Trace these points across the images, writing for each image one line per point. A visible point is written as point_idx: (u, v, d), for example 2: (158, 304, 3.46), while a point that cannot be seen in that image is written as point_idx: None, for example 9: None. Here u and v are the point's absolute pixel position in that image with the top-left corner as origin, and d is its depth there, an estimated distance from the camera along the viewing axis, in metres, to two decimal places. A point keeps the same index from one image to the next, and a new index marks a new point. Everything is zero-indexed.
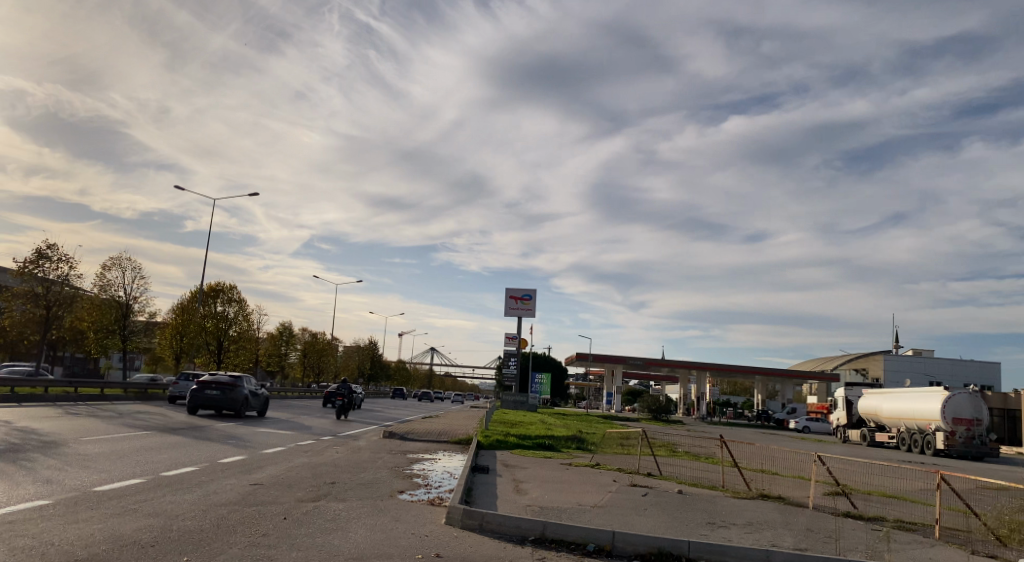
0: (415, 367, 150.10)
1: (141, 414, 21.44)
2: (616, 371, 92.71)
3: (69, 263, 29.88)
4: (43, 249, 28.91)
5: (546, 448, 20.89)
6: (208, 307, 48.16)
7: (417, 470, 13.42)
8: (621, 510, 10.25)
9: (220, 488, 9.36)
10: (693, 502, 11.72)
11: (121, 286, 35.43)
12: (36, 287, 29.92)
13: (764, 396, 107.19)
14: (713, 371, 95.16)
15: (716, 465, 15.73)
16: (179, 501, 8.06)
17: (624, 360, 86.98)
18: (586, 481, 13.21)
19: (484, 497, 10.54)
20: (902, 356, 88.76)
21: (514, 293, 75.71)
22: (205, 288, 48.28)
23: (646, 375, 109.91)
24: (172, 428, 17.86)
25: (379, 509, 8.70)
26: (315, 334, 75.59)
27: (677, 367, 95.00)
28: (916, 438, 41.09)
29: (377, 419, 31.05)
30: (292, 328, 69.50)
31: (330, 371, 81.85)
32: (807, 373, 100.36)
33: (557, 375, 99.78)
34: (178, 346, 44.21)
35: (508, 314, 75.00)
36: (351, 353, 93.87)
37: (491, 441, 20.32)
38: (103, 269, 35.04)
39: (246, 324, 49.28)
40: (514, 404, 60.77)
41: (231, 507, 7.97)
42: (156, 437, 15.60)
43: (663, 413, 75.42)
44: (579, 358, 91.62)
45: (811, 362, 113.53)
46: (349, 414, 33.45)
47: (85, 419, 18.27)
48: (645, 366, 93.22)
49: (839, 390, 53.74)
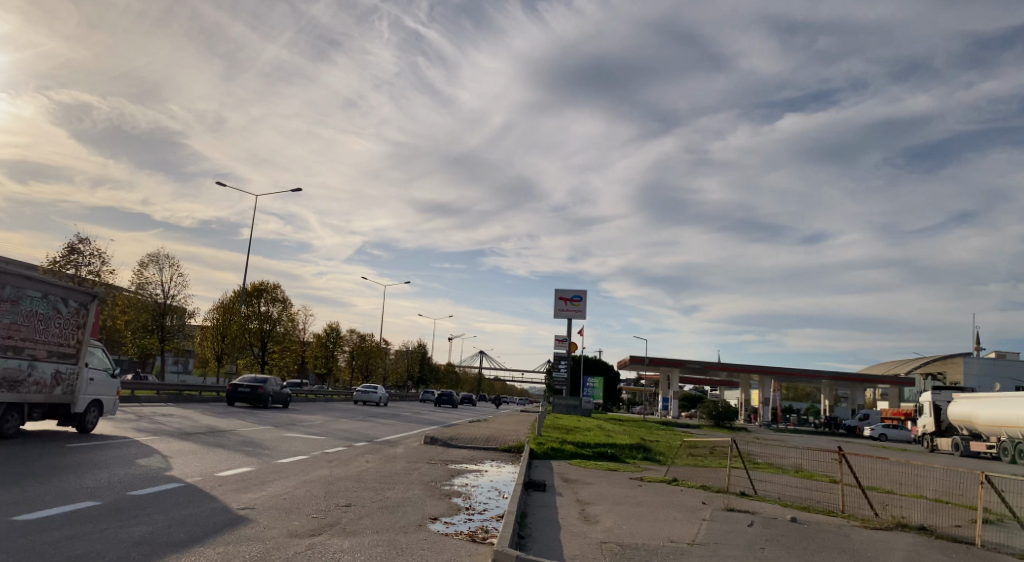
0: (465, 370, 148.62)
1: (165, 416, 19.70)
2: (672, 376, 88.48)
3: (101, 257, 28.81)
4: (74, 243, 27.71)
5: (609, 458, 18.16)
6: (252, 307, 47.23)
7: (459, 486, 10.90)
8: (731, 552, 7.49)
9: (195, 515, 6.99)
10: (819, 538, 8.87)
11: (159, 284, 34.41)
12: (68, 284, 28.75)
13: (830, 401, 101.13)
14: (776, 374, 90.00)
15: (827, 486, 12.79)
16: (119, 538, 5.73)
17: (681, 362, 82.86)
18: (669, 504, 10.50)
19: (542, 530, 7.92)
20: (985, 359, 82.02)
21: (564, 295, 72.88)
22: (249, 288, 47.36)
23: (703, 378, 105.13)
24: (186, 432, 15.85)
25: (401, 550, 6.23)
26: (363, 335, 74.53)
27: (737, 371, 90.16)
28: (1021, 448, 36.44)
29: (419, 423, 28.86)
30: (339, 330, 68.52)
31: (378, 373, 80.64)
32: (877, 377, 94.13)
33: (610, 379, 96.47)
34: (221, 347, 43.39)
35: (559, 315, 72.17)
36: (399, 356, 92.69)
37: (546, 449, 17.72)
38: (141, 266, 33.98)
39: (291, 324, 48.12)
40: (566, 408, 58.08)
41: (182, 549, 5.55)
42: (159, 443, 13.58)
43: (725, 419, 71.15)
44: (633, 362, 87.95)
45: (882, 366, 106.59)
46: (391, 417, 31.29)
47: (91, 423, 16.45)
48: (703, 370, 88.83)
49: (924, 394, 48.85)
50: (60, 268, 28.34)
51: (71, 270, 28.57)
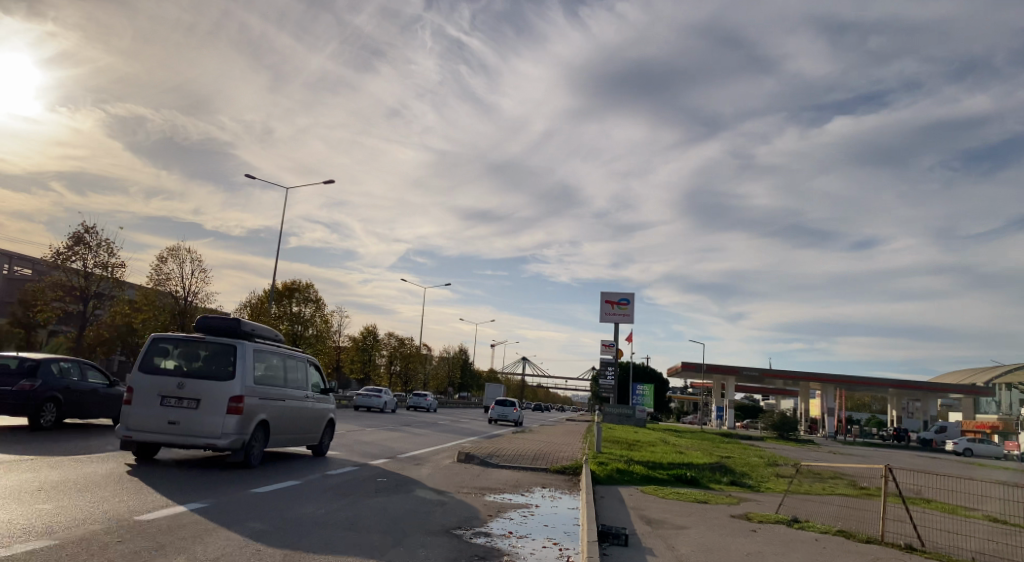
0: (508, 379, 145.64)
1: None
2: (727, 385, 82.71)
3: (109, 247, 26.61)
4: (79, 233, 25.38)
5: (689, 483, 14.48)
6: (283, 307, 44.85)
7: (499, 538, 7.30)
8: None
9: None
10: None
11: (179, 279, 32.05)
12: (73, 277, 26.52)
13: (897, 413, 93.79)
14: (839, 382, 83.65)
15: None
16: None
17: (737, 369, 77.61)
18: None
19: None
20: None
21: (610, 298, 68.86)
22: (280, 287, 44.99)
23: (758, 387, 99.15)
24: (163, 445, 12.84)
25: None
26: (402, 340, 72.07)
27: (796, 380, 84.27)
28: None
29: (456, 434, 25.60)
30: (375, 333, 66.07)
31: (418, 380, 78.01)
32: (953, 386, 86.57)
33: (659, 387, 91.84)
34: None
35: (605, 320, 68.03)
36: (440, 362, 90.23)
37: (609, 470, 14.14)
38: (160, 261, 31.76)
39: (324, 325, 45.53)
40: (617, 417, 54.32)
41: None
42: (107, 460, 10.33)
43: (790, 430, 65.69)
44: (685, 368, 83.11)
45: (958, 374, 98.15)
46: (424, 427, 28.14)
47: (53, 434, 13.58)
48: (759, 378, 83.07)
49: None
50: (63, 261, 26.15)
51: (76, 262, 26.32)
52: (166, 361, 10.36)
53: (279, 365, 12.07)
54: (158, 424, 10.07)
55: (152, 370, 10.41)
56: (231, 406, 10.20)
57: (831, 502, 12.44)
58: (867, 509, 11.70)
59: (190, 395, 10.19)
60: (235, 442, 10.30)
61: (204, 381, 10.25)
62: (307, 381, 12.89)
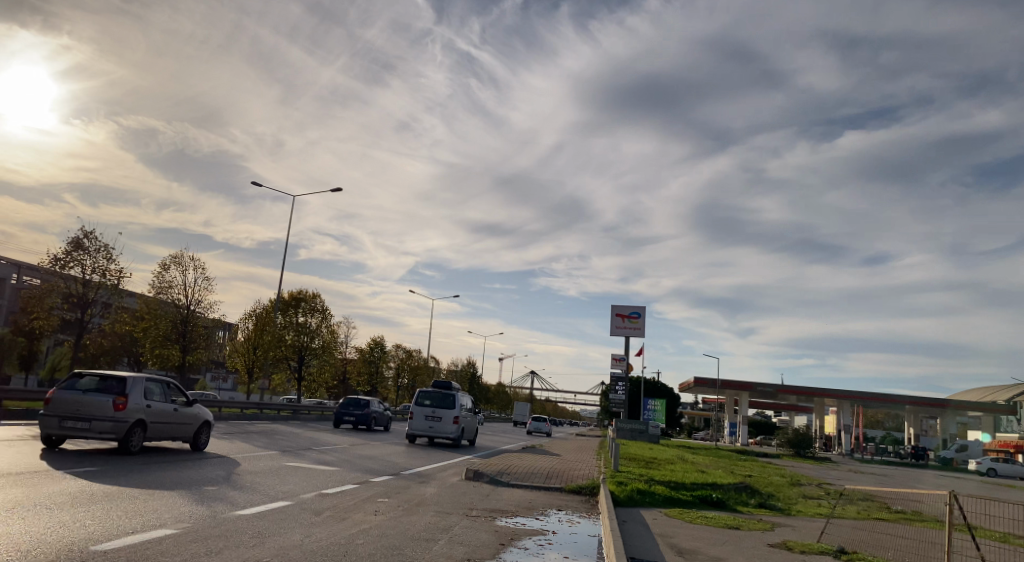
0: (517, 393, 144.17)
1: (149, 438, 15.98)
2: (741, 400, 81.09)
3: (109, 253, 25.93)
4: (78, 238, 24.75)
5: (715, 505, 13.43)
6: (289, 317, 44.10)
7: None
8: None
9: None
10: None
11: (183, 287, 31.38)
12: (72, 285, 25.89)
13: (915, 430, 91.55)
14: (855, 399, 81.78)
15: None
16: None
17: (751, 385, 76.04)
18: None
19: None
20: None
21: (621, 311, 67.68)
22: (286, 297, 44.25)
23: (772, 403, 97.33)
24: (151, 460, 11.96)
25: None
26: (410, 352, 71.13)
27: (811, 396, 82.49)
28: None
29: (463, 449, 24.56)
30: (382, 344, 65.16)
31: None
32: (972, 404, 84.48)
33: (671, 403, 90.33)
34: (253, 360, 40.07)
35: (615, 333, 66.87)
36: (448, 375, 89.15)
37: (629, 490, 13.13)
38: (163, 268, 31.12)
39: (330, 337, 44.73)
40: (629, 432, 53.08)
41: None
42: (84, 476, 9.42)
43: (805, 448, 64.02)
44: (697, 383, 81.58)
45: (977, 392, 95.87)
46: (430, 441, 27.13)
47: (34, 445, 12.72)
48: (773, 394, 81.44)
49: None
50: (62, 268, 25.51)
51: (74, 268, 25.67)
52: (425, 403, 23.91)
53: (461, 402, 25.47)
54: (425, 427, 23.83)
55: (420, 405, 24.15)
56: (455, 419, 23.84)
57: (881, 531, 11.29)
58: (922, 538, 10.57)
59: (438, 415, 23.93)
60: (457, 435, 23.90)
61: (443, 408, 23.92)
62: (473, 409, 26.27)
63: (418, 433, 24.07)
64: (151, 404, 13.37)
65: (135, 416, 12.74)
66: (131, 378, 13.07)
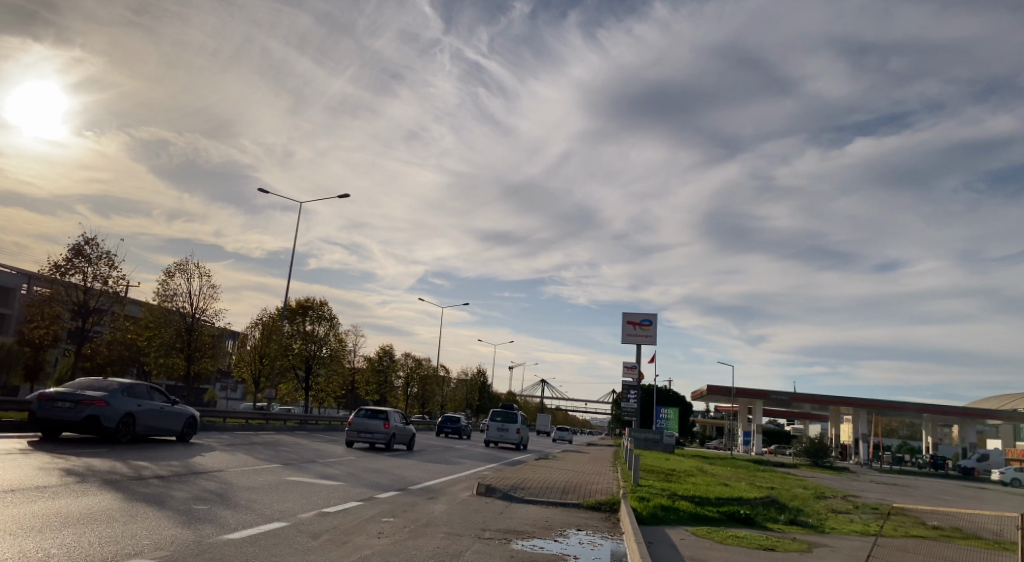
0: (527, 401, 143.11)
1: (146, 451, 15.28)
2: (755, 409, 79.73)
3: (111, 260, 25.37)
4: (79, 245, 24.22)
5: (745, 522, 12.56)
6: (296, 326, 43.48)
7: None
8: None
9: None
10: None
11: (187, 294, 30.75)
12: (73, 292, 25.34)
13: (934, 439, 89.62)
14: (872, 407, 80.16)
15: None
16: None
17: (765, 392, 74.68)
18: None
19: None
20: None
21: (632, 319, 66.63)
22: (293, 305, 43.62)
23: (785, 411, 95.79)
24: (142, 475, 11.23)
25: None
26: (419, 360, 70.35)
27: (826, 404, 81.00)
28: None
29: (473, 460, 23.74)
30: (391, 353, 64.48)
31: (435, 402, 76.04)
32: (993, 412, 82.54)
33: (683, 411, 89.08)
34: (259, 369, 39.44)
35: (626, 341, 65.93)
36: (457, 385, 88.24)
37: (652, 506, 12.29)
38: (167, 276, 30.55)
39: (338, 345, 44.00)
40: (643, 442, 52.15)
41: None
42: (64, 496, 8.68)
43: (822, 457, 62.63)
44: (710, 391, 80.27)
45: (996, 400, 93.73)
46: (439, 452, 26.32)
47: (21, 459, 12.03)
48: (787, 402, 79.99)
49: None
50: (62, 275, 24.98)
51: (76, 276, 25.16)
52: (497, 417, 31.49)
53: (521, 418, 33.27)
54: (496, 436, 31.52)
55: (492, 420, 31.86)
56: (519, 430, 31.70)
57: (930, 554, 10.34)
58: None
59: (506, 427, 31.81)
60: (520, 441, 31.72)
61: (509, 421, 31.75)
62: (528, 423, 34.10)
63: (491, 440, 31.87)
64: (396, 422, 24.87)
65: (393, 430, 23.94)
66: (389, 410, 24.10)
